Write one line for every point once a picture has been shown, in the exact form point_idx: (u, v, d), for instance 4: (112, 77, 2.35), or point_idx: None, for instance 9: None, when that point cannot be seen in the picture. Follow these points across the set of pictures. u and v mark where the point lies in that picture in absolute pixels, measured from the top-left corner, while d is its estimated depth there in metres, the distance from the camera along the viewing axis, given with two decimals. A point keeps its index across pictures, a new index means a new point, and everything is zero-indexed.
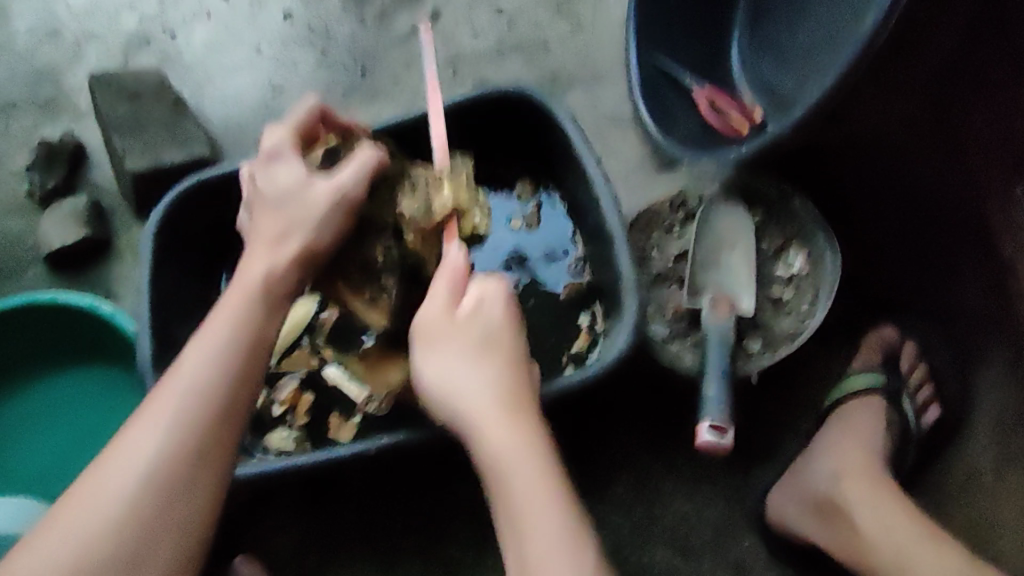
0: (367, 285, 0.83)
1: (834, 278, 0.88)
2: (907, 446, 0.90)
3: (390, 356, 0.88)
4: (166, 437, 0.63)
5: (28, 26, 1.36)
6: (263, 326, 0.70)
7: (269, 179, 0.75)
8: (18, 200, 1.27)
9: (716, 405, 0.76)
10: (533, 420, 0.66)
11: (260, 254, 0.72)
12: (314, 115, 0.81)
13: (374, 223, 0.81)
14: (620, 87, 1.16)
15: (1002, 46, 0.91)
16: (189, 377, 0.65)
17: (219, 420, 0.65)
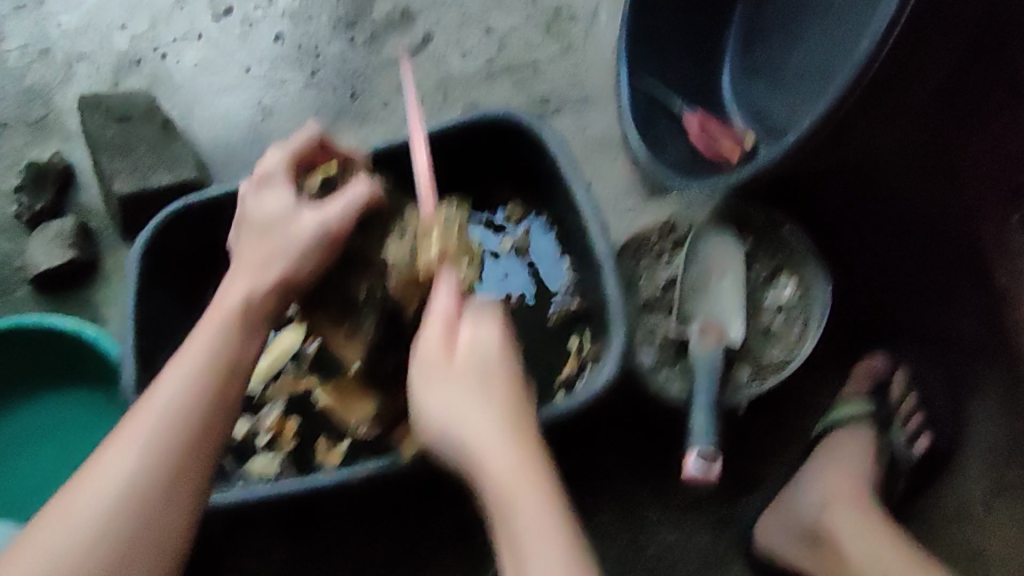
0: (347, 317, 0.82)
1: (823, 309, 0.86)
2: (897, 477, 0.88)
3: (368, 390, 0.86)
4: (140, 458, 0.61)
5: (20, 47, 1.36)
6: (238, 349, 0.68)
7: (261, 204, 0.76)
8: (6, 219, 1.26)
9: (704, 435, 0.73)
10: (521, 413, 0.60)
11: (242, 276, 0.72)
12: (313, 145, 0.81)
13: (357, 260, 0.80)
14: (609, 109, 1.16)
15: (1001, 69, 0.90)
16: (166, 399, 0.64)
17: (198, 442, 0.64)
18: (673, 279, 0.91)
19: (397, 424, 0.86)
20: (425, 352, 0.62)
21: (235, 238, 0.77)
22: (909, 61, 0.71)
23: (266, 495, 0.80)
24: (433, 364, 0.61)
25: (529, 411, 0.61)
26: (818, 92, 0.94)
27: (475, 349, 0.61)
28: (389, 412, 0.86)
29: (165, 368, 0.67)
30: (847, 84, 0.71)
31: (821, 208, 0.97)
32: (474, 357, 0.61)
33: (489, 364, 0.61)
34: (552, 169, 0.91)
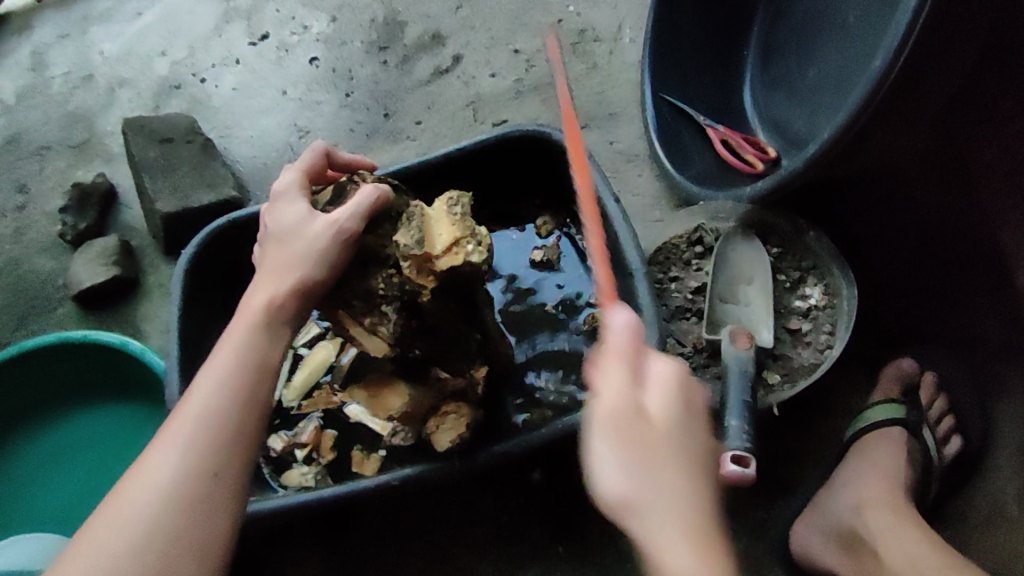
0: (369, 311, 0.77)
1: (851, 312, 0.87)
2: (930, 478, 0.89)
3: (395, 382, 0.84)
4: (182, 455, 0.65)
5: (65, 74, 1.43)
6: (265, 353, 0.71)
7: (275, 217, 0.76)
8: (53, 239, 1.32)
9: (738, 432, 0.75)
10: (709, 491, 0.56)
11: (264, 286, 0.73)
12: (317, 158, 0.80)
13: (375, 255, 0.75)
14: (634, 125, 1.19)
15: (1003, 71, 0.85)
16: (200, 405, 0.68)
17: (232, 440, 0.67)
18: (702, 286, 0.93)
19: (428, 415, 0.86)
20: (612, 381, 0.57)
21: (261, 251, 0.77)
22: (925, 79, 0.73)
23: (300, 501, 0.82)
24: (623, 397, 0.56)
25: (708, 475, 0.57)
26: (835, 98, 0.96)
27: (669, 402, 0.57)
28: (419, 404, 0.84)
29: (199, 371, 0.71)
30: (863, 98, 0.74)
31: (847, 218, 1.01)
32: (666, 413, 0.56)
33: (680, 431, 0.56)
34: None
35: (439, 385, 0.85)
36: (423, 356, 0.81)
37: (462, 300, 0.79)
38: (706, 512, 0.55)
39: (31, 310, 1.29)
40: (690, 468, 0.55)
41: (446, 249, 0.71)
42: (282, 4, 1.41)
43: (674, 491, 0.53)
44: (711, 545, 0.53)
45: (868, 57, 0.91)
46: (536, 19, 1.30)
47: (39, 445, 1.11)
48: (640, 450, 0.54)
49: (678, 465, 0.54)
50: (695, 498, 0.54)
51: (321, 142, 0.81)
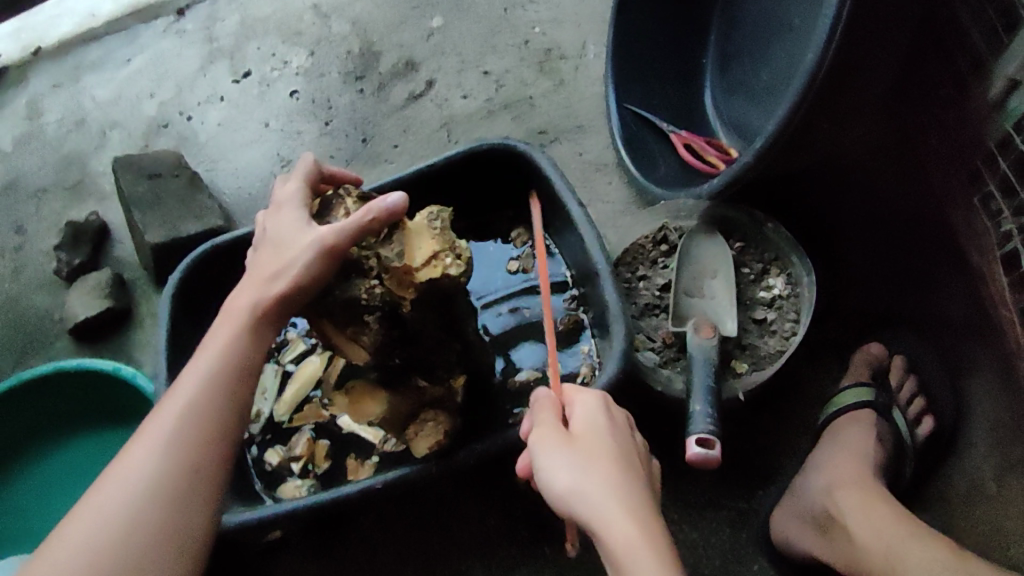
0: (350, 323, 0.77)
1: (813, 296, 0.90)
2: (905, 459, 0.89)
3: (377, 390, 0.84)
4: (161, 458, 0.66)
5: (58, 120, 1.49)
6: (247, 353, 0.72)
7: (272, 227, 0.76)
8: (48, 278, 1.36)
9: (702, 416, 0.76)
10: (643, 479, 0.63)
11: (248, 289, 0.73)
12: (312, 173, 0.80)
13: (357, 264, 0.74)
14: (602, 135, 1.23)
15: (944, 61, 0.89)
16: (179, 409, 0.68)
17: (208, 449, 0.68)
18: (669, 283, 0.95)
19: (407, 422, 0.86)
20: (542, 418, 0.67)
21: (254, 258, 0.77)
22: (857, 74, 0.76)
23: (280, 511, 0.82)
24: (550, 426, 0.66)
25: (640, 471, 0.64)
26: (782, 90, 1.01)
27: (590, 419, 0.67)
28: (398, 411, 0.83)
29: (180, 375, 0.71)
30: (800, 90, 0.76)
31: (802, 213, 1.02)
32: (590, 427, 0.66)
33: (603, 436, 0.65)
34: (548, 190, 0.97)
35: (418, 393, 0.84)
36: (404, 363, 0.81)
37: (444, 308, 0.79)
38: (644, 497, 0.61)
39: (28, 347, 1.32)
40: (617, 459, 0.63)
41: (425, 262, 0.73)
42: (263, 42, 1.46)
43: (605, 477, 0.61)
44: (644, 518, 0.59)
45: (803, 46, 0.98)
46: (503, 41, 1.35)
47: (37, 472, 1.14)
48: (572, 454, 0.63)
49: (605, 460, 0.63)
50: (632, 485, 0.61)
51: (312, 156, 0.82)
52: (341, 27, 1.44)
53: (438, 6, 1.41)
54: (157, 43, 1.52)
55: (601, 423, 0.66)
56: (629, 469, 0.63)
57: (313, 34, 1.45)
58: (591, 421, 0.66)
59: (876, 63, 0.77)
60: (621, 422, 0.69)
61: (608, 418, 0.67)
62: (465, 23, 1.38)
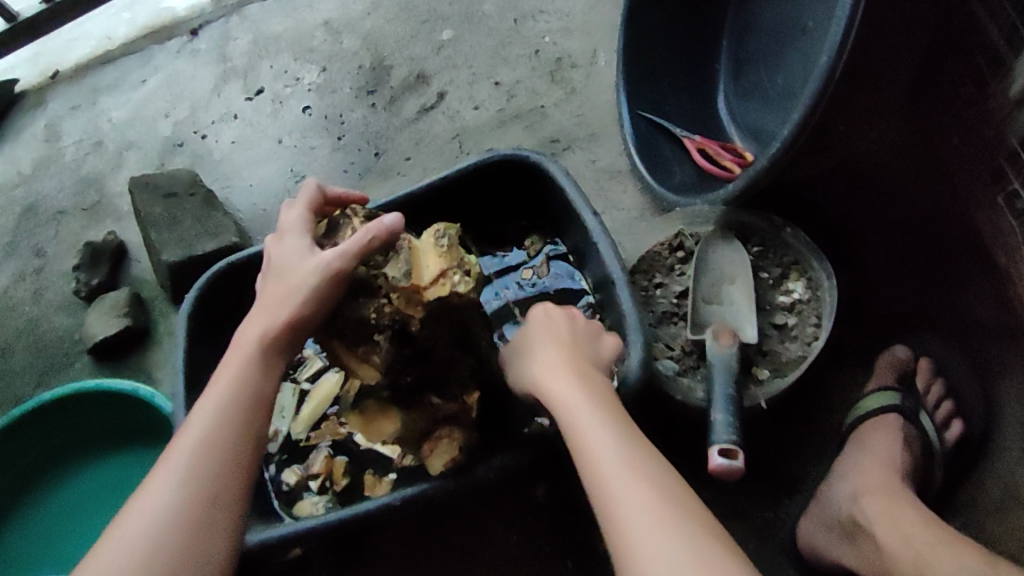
0: (361, 341, 0.77)
1: (834, 301, 0.88)
2: (933, 464, 0.87)
3: (388, 408, 0.83)
4: (180, 484, 0.66)
5: (76, 142, 1.51)
6: (260, 382, 0.72)
7: (277, 254, 0.77)
8: (68, 298, 1.37)
9: (724, 425, 0.75)
10: (569, 350, 0.77)
11: (259, 317, 0.74)
12: (315, 197, 0.80)
13: (366, 284, 0.75)
14: (615, 143, 1.23)
15: (965, 62, 0.89)
16: (197, 434, 0.69)
17: (226, 471, 0.68)
18: (686, 291, 0.94)
19: (422, 439, 0.85)
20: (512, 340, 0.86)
21: (262, 285, 0.78)
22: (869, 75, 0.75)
23: (301, 528, 0.82)
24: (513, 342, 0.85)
25: (570, 343, 0.78)
26: (797, 95, 1.01)
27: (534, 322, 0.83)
28: (411, 428, 0.83)
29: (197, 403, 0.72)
30: (815, 94, 0.74)
31: (818, 212, 1.01)
32: (534, 328, 0.82)
33: (540, 329, 0.81)
34: (562, 199, 0.97)
35: (431, 410, 0.83)
36: (415, 382, 0.80)
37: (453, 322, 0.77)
38: (567, 361, 0.76)
39: (49, 367, 1.33)
40: (547, 342, 0.78)
41: (434, 280, 0.73)
42: (276, 60, 1.48)
43: (535, 359, 0.77)
44: (561, 375, 0.74)
45: (817, 50, 0.98)
46: (514, 52, 1.35)
47: (55, 492, 1.15)
48: (521, 355, 0.81)
49: (537, 347, 0.79)
50: (555, 356, 0.76)
51: (314, 181, 0.82)
52: (352, 43, 1.45)
53: (449, 19, 1.41)
54: (172, 64, 1.54)
55: (541, 319, 0.82)
56: (558, 345, 0.78)
57: (325, 50, 1.46)
58: (534, 321, 0.83)
59: (892, 64, 0.76)
60: (560, 314, 0.83)
61: (547, 316, 0.82)
62: (476, 35, 1.38)
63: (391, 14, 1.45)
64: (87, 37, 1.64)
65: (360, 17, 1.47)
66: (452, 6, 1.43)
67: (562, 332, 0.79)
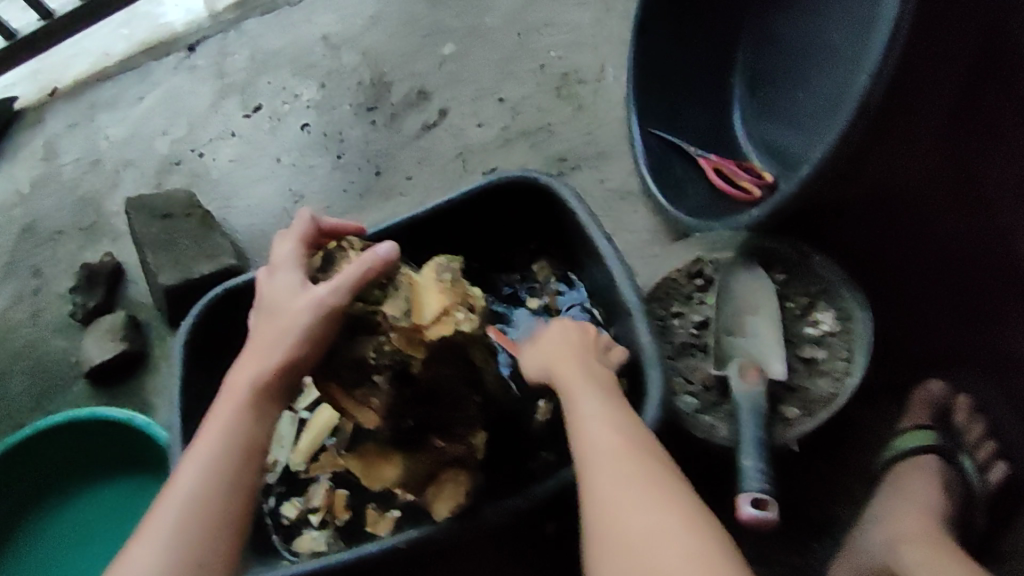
0: (359, 383, 0.73)
1: (868, 334, 0.83)
2: (974, 509, 0.83)
3: (389, 451, 0.78)
4: (168, 543, 0.61)
5: (73, 161, 1.47)
6: (252, 429, 0.67)
7: (269, 289, 0.72)
8: (62, 322, 1.33)
9: (755, 471, 0.70)
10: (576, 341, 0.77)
11: (251, 358, 0.69)
12: (310, 228, 0.76)
13: (364, 322, 0.71)
14: (626, 162, 1.18)
15: (1005, 89, 0.88)
16: (185, 488, 0.64)
17: (219, 525, 0.63)
18: (706, 320, 0.89)
19: (425, 484, 0.79)
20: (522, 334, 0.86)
21: (253, 323, 0.73)
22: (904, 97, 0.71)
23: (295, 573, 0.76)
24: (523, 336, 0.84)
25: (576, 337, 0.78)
26: (821, 115, 0.96)
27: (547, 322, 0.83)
28: (414, 474, 0.77)
29: (185, 454, 0.67)
30: (852, 117, 0.70)
31: (842, 238, 0.96)
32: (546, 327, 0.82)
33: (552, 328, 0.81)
34: (573, 223, 0.92)
35: (436, 454, 0.78)
36: (416, 426, 0.76)
37: (450, 361, 0.73)
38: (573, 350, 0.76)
39: (42, 394, 1.28)
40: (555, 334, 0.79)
41: (435, 318, 0.69)
42: (275, 76, 1.44)
43: (543, 346, 0.77)
44: (568, 358, 0.75)
45: (843, 69, 0.93)
46: (520, 67, 1.31)
47: (44, 527, 1.09)
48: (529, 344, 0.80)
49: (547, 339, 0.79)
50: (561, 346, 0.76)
51: (308, 211, 0.78)
52: (353, 58, 1.40)
53: (452, 34, 1.37)
54: (170, 80, 1.50)
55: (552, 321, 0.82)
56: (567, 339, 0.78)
57: (325, 66, 1.41)
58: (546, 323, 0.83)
59: (931, 85, 0.72)
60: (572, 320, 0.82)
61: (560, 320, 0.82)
62: (480, 50, 1.34)
63: (392, 28, 1.41)
64: (86, 53, 1.61)
65: (360, 31, 1.43)
66: (454, 20, 1.38)
67: (567, 330, 0.79)
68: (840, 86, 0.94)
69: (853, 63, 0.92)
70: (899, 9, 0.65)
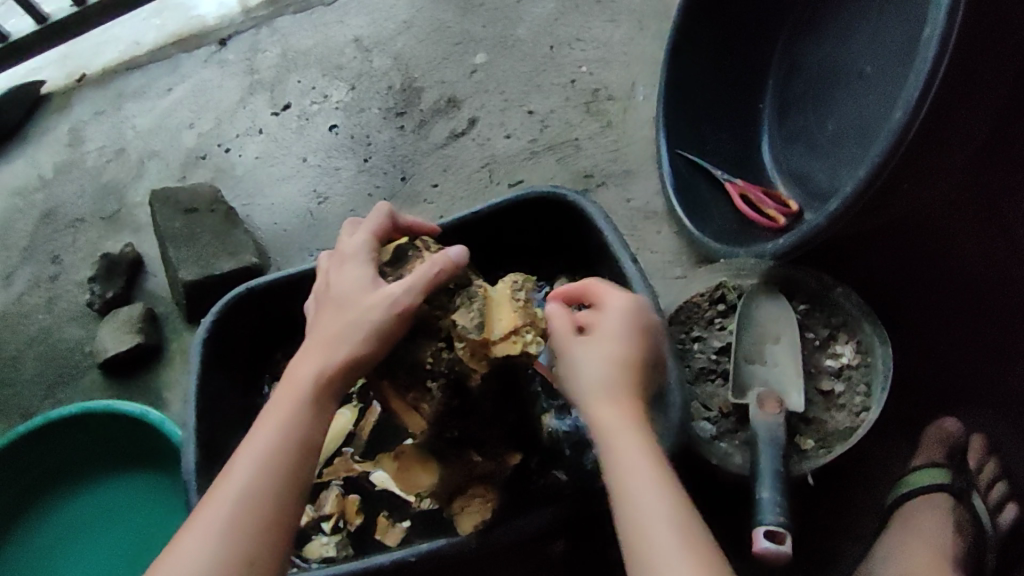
0: (412, 387, 0.73)
1: (886, 370, 0.83)
2: (984, 553, 0.84)
3: (427, 459, 0.80)
4: (221, 536, 0.61)
5: (98, 149, 1.49)
6: (312, 432, 0.67)
7: (338, 281, 0.71)
8: (81, 310, 1.34)
9: (771, 503, 0.70)
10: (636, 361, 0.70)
11: (314, 353, 0.69)
12: (386, 222, 0.75)
13: (428, 326, 0.70)
14: (651, 181, 1.18)
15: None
16: (240, 481, 0.64)
17: (271, 523, 0.63)
18: (726, 346, 0.90)
19: (454, 494, 0.80)
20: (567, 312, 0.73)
21: (317, 312, 0.73)
22: (938, 137, 0.71)
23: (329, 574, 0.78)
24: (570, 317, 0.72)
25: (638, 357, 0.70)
26: (852, 146, 0.96)
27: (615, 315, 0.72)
28: (448, 482, 0.79)
29: (242, 445, 0.67)
30: (883, 153, 0.71)
31: (864, 271, 0.96)
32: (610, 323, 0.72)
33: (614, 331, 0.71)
34: (600, 241, 0.92)
35: (468, 467, 0.79)
36: (461, 436, 0.76)
37: (503, 377, 0.73)
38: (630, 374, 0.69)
39: (57, 379, 1.30)
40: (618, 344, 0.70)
41: (504, 335, 0.67)
42: (304, 76, 1.45)
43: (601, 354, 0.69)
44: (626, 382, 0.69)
45: (878, 104, 0.94)
46: (549, 80, 1.31)
47: (56, 513, 1.11)
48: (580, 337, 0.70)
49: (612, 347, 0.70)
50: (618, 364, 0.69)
51: (386, 202, 0.77)
52: (383, 62, 1.41)
53: (482, 43, 1.38)
54: (199, 73, 1.52)
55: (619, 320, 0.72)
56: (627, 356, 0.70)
57: (355, 68, 1.42)
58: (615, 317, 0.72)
59: (965, 125, 0.73)
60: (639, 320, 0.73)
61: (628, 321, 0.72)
62: (510, 61, 1.35)
63: (423, 34, 1.42)
64: (116, 40, 1.62)
65: (391, 35, 1.44)
66: (485, 29, 1.39)
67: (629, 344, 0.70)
68: (874, 118, 0.94)
69: (888, 99, 0.92)
70: (938, 50, 0.65)
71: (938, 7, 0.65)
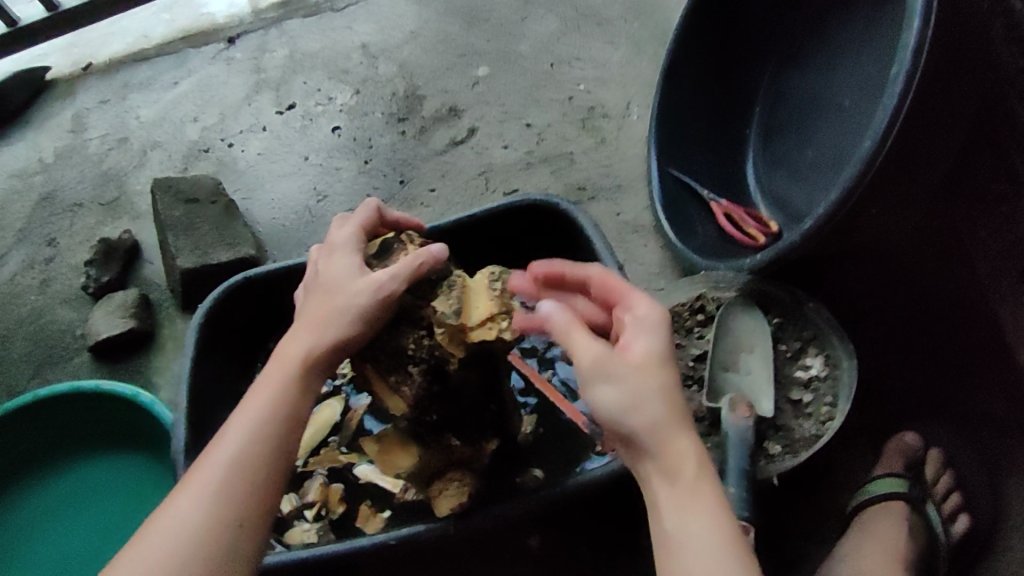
0: (393, 370, 0.76)
1: (851, 384, 0.89)
2: (937, 559, 0.89)
3: (407, 441, 0.83)
4: (211, 498, 0.65)
5: (101, 136, 1.51)
6: (298, 405, 0.71)
7: (327, 267, 0.75)
8: (74, 293, 1.36)
9: (737, 499, 0.76)
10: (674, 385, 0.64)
11: (302, 334, 0.73)
12: (374, 218, 0.80)
13: (412, 314, 0.74)
14: (640, 197, 1.24)
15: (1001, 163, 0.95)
16: (230, 448, 0.67)
17: (260, 490, 0.67)
18: (703, 354, 0.94)
19: (433, 478, 0.84)
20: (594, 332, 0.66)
21: (305, 297, 0.76)
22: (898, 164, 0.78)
23: (314, 553, 0.80)
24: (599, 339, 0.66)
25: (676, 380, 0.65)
26: (829, 173, 1.02)
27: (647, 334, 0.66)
28: (426, 466, 0.83)
29: (232, 415, 0.71)
30: (853, 177, 0.77)
31: (836, 289, 1.02)
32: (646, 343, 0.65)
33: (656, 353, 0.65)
34: (589, 250, 0.97)
35: (447, 452, 0.82)
36: (439, 421, 0.80)
37: (483, 366, 0.80)
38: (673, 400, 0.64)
39: (47, 360, 1.32)
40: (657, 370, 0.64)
41: (480, 322, 0.72)
42: (310, 77, 1.49)
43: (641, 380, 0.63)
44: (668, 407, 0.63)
45: (853, 135, 1.00)
46: (547, 96, 1.37)
47: (40, 491, 1.13)
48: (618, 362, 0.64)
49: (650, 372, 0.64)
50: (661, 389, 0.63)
51: (375, 200, 0.82)
52: (388, 69, 1.46)
53: (484, 56, 1.43)
54: (205, 69, 1.55)
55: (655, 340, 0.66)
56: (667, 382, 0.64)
57: (360, 73, 1.47)
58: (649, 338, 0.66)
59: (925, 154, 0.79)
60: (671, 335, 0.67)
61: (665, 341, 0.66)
62: (511, 75, 1.40)
63: (429, 44, 1.47)
64: (124, 32, 1.66)
65: (398, 43, 1.49)
66: (489, 43, 1.45)
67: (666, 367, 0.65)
68: (849, 147, 1.00)
69: (861, 131, 0.98)
70: (903, 86, 0.72)
71: (904, 49, 0.72)
